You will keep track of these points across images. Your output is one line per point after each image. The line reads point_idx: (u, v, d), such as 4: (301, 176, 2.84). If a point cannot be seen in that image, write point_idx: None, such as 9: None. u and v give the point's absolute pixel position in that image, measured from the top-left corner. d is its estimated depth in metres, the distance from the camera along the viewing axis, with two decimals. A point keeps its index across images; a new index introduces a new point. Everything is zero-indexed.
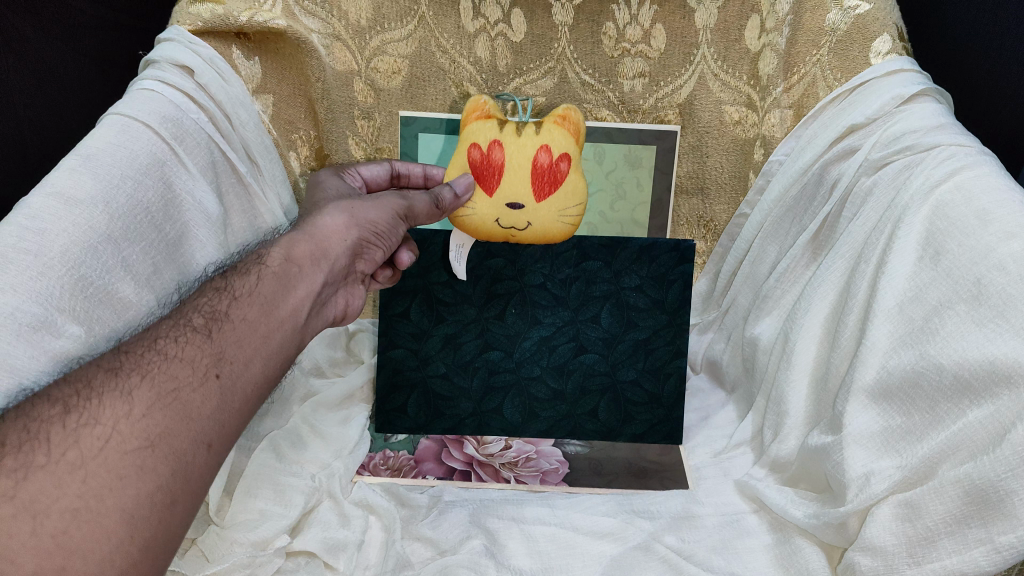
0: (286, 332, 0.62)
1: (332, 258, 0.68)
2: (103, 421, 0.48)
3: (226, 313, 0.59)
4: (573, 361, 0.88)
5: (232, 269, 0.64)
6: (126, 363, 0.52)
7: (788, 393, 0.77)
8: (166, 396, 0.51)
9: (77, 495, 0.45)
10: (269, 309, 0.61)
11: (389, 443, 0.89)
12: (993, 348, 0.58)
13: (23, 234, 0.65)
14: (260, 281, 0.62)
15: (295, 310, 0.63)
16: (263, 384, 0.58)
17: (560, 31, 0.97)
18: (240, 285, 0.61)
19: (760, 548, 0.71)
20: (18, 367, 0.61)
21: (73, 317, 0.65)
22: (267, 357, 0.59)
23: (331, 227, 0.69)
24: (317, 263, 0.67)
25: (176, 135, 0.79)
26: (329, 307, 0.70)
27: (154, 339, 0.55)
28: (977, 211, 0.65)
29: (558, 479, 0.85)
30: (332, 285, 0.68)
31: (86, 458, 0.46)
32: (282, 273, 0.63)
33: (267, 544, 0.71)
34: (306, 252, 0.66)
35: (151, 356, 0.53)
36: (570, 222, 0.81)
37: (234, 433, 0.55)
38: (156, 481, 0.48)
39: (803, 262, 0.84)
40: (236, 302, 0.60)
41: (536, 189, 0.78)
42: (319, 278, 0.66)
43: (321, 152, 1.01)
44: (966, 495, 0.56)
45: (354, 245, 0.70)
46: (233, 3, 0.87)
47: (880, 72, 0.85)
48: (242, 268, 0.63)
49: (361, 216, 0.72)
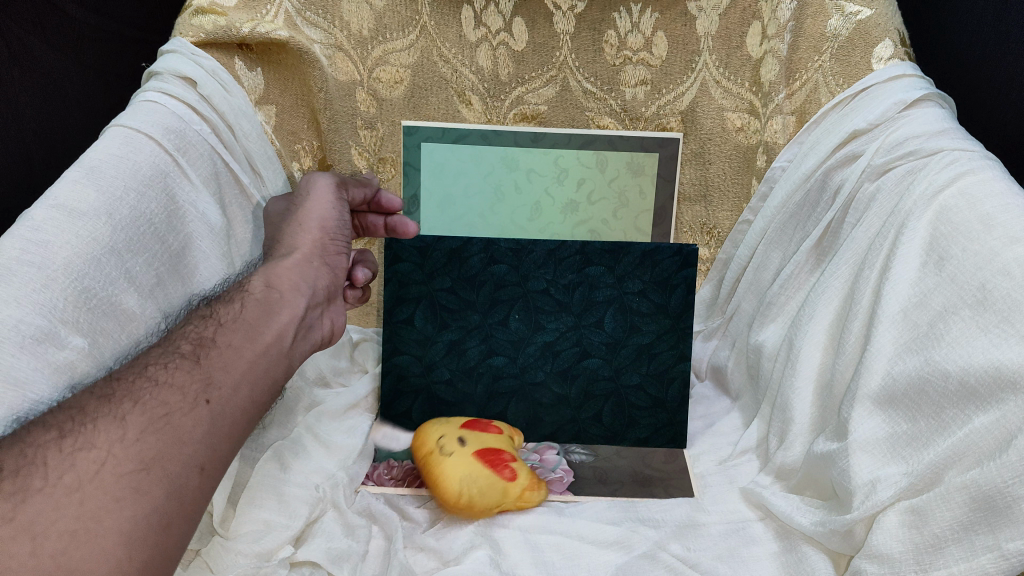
0: (273, 356, 0.62)
1: (311, 280, 0.70)
2: (97, 446, 0.49)
3: (213, 339, 0.60)
4: (577, 366, 0.89)
5: (215, 299, 0.65)
6: (119, 391, 0.53)
7: (793, 400, 0.76)
8: (158, 421, 0.51)
9: (74, 517, 0.45)
10: (253, 335, 0.62)
11: (393, 453, 0.87)
12: (997, 353, 0.58)
13: (27, 247, 0.64)
14: (243, 309, 0.63)
15: (279, 334, 0.63)
16: (252, 408, 0.58)
17: (561, 40, 0.97)
18: (225, 313, 0.62)
19: (767, 557, 0.71)
20: (24, 380, 0.59)
21: (77, 329, 0.65)
22: (255, 381, 0.59)
23: (303, 242, 0.72)
24: (298, 288, 0.68)
25: (179, 146, 0.79)
26: (316, 330, 0.69)
27: (145, 366, 0.56)
28: (982, 215, 0.65)
29: (563, 488, 0.84)
30: (317, 307, 0.69)
31: (82, 480, 0.47)
32: (264, 300, 0.65)
33: (272, 555, 0.71)
34: (287, 279, 0.68)
35: (142, 383, 0.54)
36: (467, 493, 0.75)
37: (225, 457, 0.55)
38: (151, 503, 0.48)
39: (807, 268, 0.84)
40: (221, 329, 0.61)
41: (490, 464, 0.77)
42: (301, 302, 0.67)
43: (324, 161, 1.01)
44: (973, 501, 0.56)
45: (318, 251, 0.73)
46: (235, 16, 0.89)
47: (880, 79, 0.85)
48: (225, 298, 0.65)
49: (320, 222, 0.74)
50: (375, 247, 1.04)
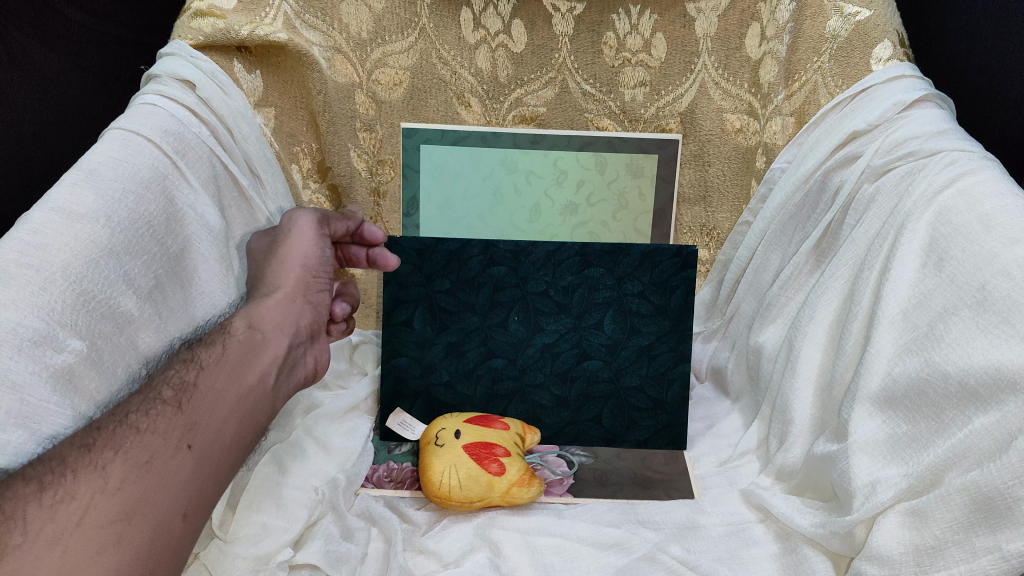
0: (256, 396, 0.63)
1: (294, 318, 0.70)
2: (79, 496, 0.49)
3: (195, 382, 0.60)
4: (576, 368, 0.89)
5: (197, 342, 0.65)
6: (99, 439, 0.53)
7: (793, 401, 0.76)
8: (141, 468, 0.52)
9: (57, 568, 0.46)
10: (236, 375, 0.62)
11: (392, 455, 0.88)
12: (998, 354, 0.58)
13: (25, 250, 0.63)
14: (225, 350, 0.64)
15: (262, 375, 0.64)
16: (235, 449, 0.59)
17: (560, 42, 0.97)
18: (207, 355, 0.63)
19: (768, 559, 0.71)
20: (19, 383, 0.59)
21: (76, 331, 0.64)
22: (237, 423, 0.60)
23: (286, 280, 0.72)
24: (281, 327, 0.69)
25: (178, 149, 0.79)
26: (299, 368, 0.70)
27: (126, 414, 0.56)
28: (982, 216, 0.65)
29: (563, 490, 0.83)
30: (300, 345, 0.70)
31: (63, 533, 0.47)
32: (247, 340, 0.66)
33: (270, 558, 0.71)
34: (270, 319, 0.69)
35: (124, 430, 0.54)
36: (449, 486, 0.75)
37: (209, 498, 0.56)
38: (133, 551, 0.49)
39: (806, 269, 0.84)
40: (204, 371, 0.61)
41: (477, 459, 0.77)
42: (283, 341, 0.68)
43: (323, 164, 1.01)
44: (973, 503, 0.55)
45: (302, 288, 0.73)
46: (234, 18, 0.89)
47: (880, 79, 0.85)
48: (206, 340, 0.65)
49: (302, 259, 0.74)
50: None
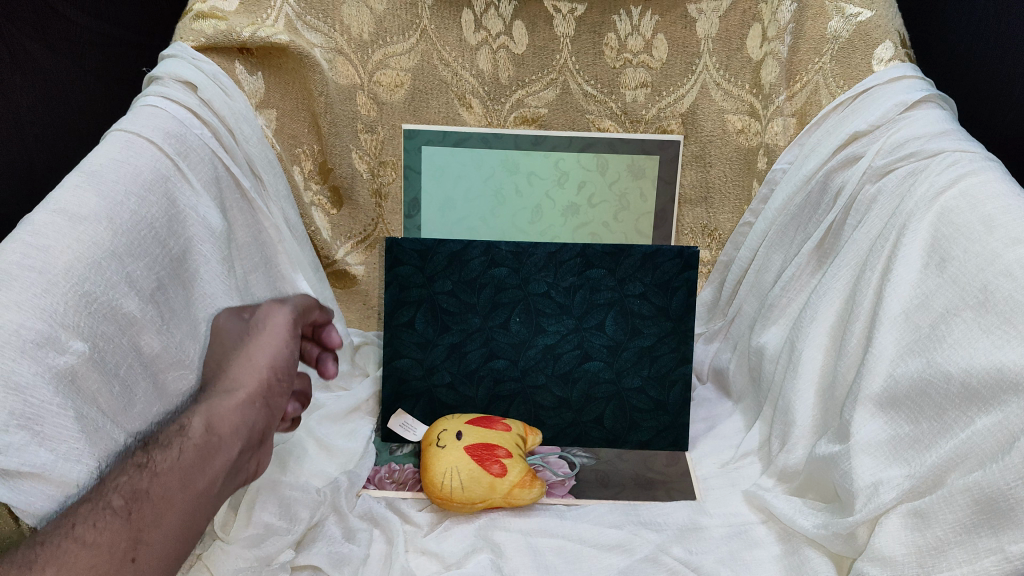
0: (205, 503, 0.60)
1: (251, 422, 0.66)
2: None
3: (147, 490, 0.56)
4: (577, 369, 0.88)
5: (150, 440, 0.60)
6: (42, 555, 0.49)
7: (796, 402, 0.76)
8: None
9: None
10: (187, 482, 0.59)
11: (394, 457, 0.88)
12: (1000, 355, 0.58)
13: (27, 251, 0.63)
14: (181, 454, 0.59)
15: (213, 480, 0.61)
16: (178, 560, 0.57)
17: (561, 43, 0.97)
18: (161, 458, 0.58)
19: (770, 560, 0.71)
20: (22, 384, 0.56)
21: (78, 333, 0.62)
22: (186, 533, 0.57)
23: (246, 384, 0.68)
24: (237, 431, 0.65)
25: (180, 150, 0.79)
26: (246, 471, 0.67)
27: (72, 526, 0.52)
28: (984, 217, 0.65)
29: (565, 491, 0.83)
30: (250, 450, 0.66)
31: None
32: (204, 444, 0.61)
33: (272, 560, 0.70)
34: (229, 421, 0.65)
35: (68, 546, 0.51)
36: (451, 487, 0.75)
37: None
38: None
39: (808, 270, 0.84)
40: (157, 478, 0.57)
41: (478, 460, 0.77)
42: (238, 447, 0.64)
43: (324, 166, 1.00)
44: (975, 504, 0.55)
45: (263, 391, 0.69)
46: (236, 20, 0.90)
47: (883, 80, 0.85)
48: (161, 440, 0.60)
49: (268, 363, 0.71)
50: (376, 251, 1.05)
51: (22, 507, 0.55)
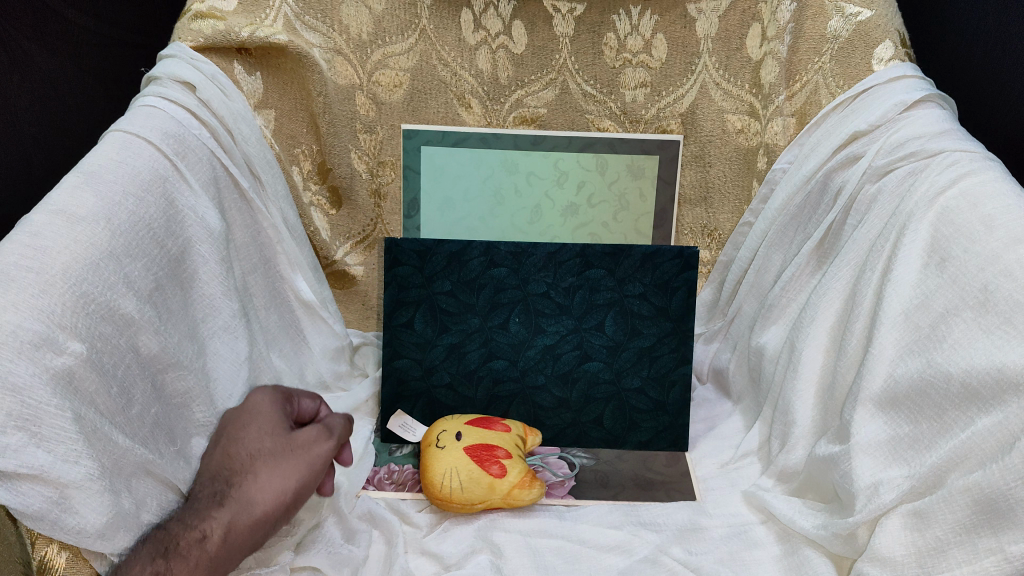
0: None
1: (263, 538, 0.68)
2: None
3: None
4: (577, 369, 0.88)
5: (174, 541, 0.62)
6: None
7: (796, 402, 0.76)
8: None
9: None
10: None
11: (393, 457, 0.88)
12: (1000, 355, 0.58)
13: (24, 252, 0.62)
14: (195, 567, 0.61)
15: None
16: None
17: (560, 42, 0.97)
18: (179, 568, 0.60)
19: (770, 560, 0.71)
20: (20, 385, 0.55)
21: (76, 334, 0.61)
22: None
23: (262, 499, 0.68)
24: (247, 548, 0.66)
25: (178, 150, 0.79)
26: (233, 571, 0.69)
27: None
28: (984, 216, 0.65)
29: (565, 492, 0.83)
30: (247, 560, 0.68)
31: None
32: (215, 559, 0.63)
33: (270, 560, 0.70)
34: (246, 538, 0.66)
35: None
36: (450, 488, 0.75)
37: None
38: None
39: (807, 270, 0.84)
40: None
41: (478, 460, 0.77)
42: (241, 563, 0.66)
43: (323, 166, 1.00)
44: (975, 504, 0.55)
45: (286, 512, 0.69)
46: (234, 19, 0.90)
47: (882, 79, 0.85)
48: (185, 546, 0.62)
49: (297, 485, 0.70)
50: (375, 251, 1.04)
51: (18, 509, 0.54)
